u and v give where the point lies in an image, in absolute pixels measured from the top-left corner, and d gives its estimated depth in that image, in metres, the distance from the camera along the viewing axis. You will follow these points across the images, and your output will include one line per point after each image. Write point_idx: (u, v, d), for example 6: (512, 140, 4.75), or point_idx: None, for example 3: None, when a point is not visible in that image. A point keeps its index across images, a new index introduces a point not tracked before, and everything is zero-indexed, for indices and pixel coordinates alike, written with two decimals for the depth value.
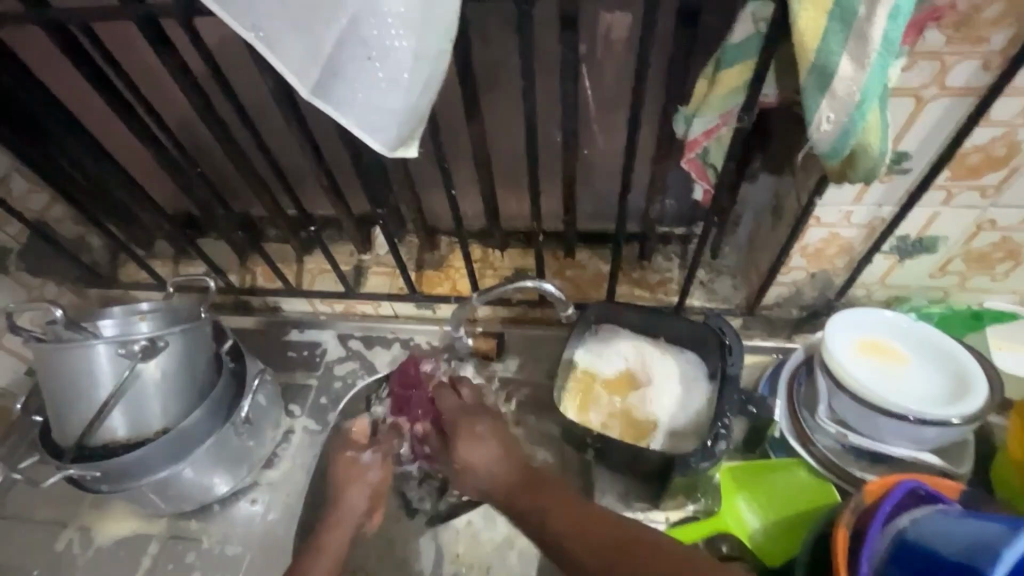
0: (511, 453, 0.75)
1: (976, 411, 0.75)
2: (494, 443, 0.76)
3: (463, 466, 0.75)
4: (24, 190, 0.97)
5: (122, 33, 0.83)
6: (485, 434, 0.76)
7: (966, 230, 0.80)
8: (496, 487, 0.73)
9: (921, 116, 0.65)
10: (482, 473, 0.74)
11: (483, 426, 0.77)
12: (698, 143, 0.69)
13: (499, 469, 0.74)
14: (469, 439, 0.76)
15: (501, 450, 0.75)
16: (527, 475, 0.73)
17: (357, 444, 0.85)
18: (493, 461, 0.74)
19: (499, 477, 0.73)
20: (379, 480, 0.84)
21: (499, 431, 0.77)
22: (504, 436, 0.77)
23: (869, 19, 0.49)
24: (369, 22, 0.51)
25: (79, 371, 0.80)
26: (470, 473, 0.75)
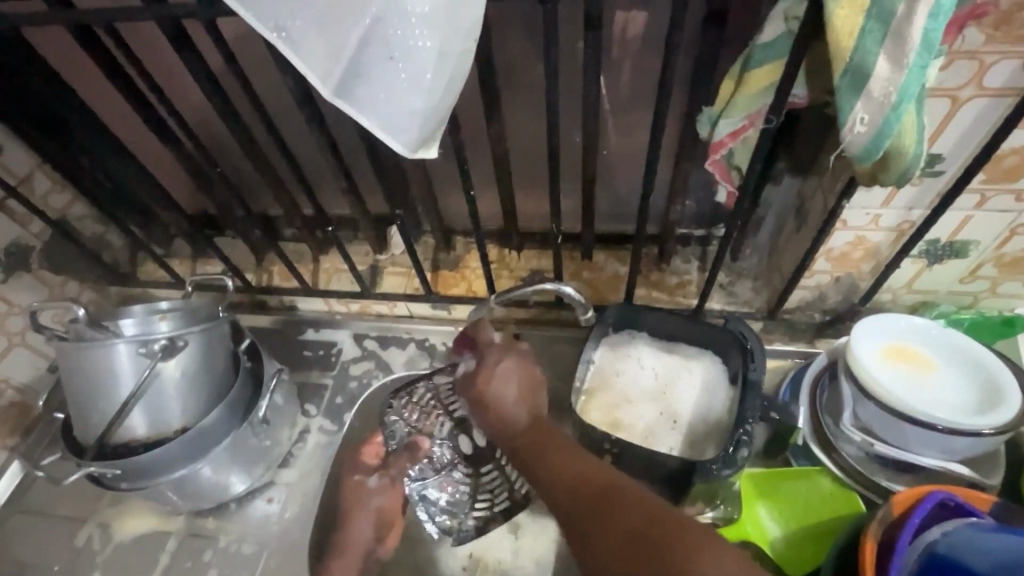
0: (535, 396, 0.75)
1: (1009, 422, 0.72)
2: (520, 385, 0.75)
3: (483, 403, 0.75)
4: (47, 189, 0.98)
5: (143, 32, 0.84)
6: (517, 372, 0.75)
7: (999, 234, 0.77)
8: (513, 433, 0.73)
9: (957, 118, 0.63)
10: (499, 414, 0.74)
11: (507, 366, 0.75)
12: (724, 145, 0.67)
13: (515, 415, 0.73)
14: (496, 374, 0.75)
15: (522, 391, 0.74)
16: (539, 424, 0.73)
17: (365, 469, 0.90)
18: (513, 406, 0.74)
19: (515, 422, 0.73)
20: (385, 505, 0.88)
21: (529, 371, 0.76)
22: (531, 379, 0.76)
23: (908, 17, 0.48)
24: (393, 21, 0.51)
25: (100, 369, 0.81)
26: (490, 410, 0.74)
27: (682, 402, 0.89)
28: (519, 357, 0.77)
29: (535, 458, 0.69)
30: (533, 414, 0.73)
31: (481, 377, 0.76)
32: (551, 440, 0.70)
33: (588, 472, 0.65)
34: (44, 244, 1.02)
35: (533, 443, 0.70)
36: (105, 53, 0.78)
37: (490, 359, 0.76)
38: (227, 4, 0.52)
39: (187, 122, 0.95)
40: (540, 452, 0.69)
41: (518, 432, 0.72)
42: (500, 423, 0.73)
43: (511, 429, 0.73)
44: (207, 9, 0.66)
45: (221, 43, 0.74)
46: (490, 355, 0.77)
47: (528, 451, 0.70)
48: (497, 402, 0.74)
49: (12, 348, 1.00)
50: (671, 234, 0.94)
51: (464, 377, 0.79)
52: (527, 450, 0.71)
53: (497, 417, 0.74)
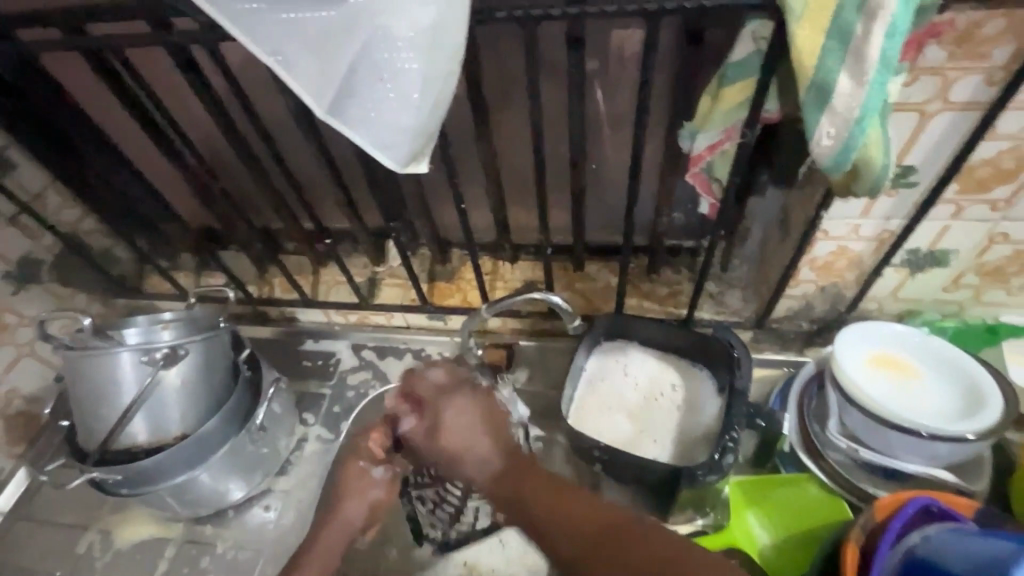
0: (502, 433, 0.68)
1: (991, 428, 0.73)
2: (483, 428, 0.66)
3: (451, 457, 0.66)
4: (58, 206, 1.02)
5: (150, 56, 0.88)
6: (471, 409, 0.68)
7: (978, 243, 0.79)
8: (489, 477, 0.65)
9: (926, 130, 0.66)
10: (471, 460, 0.65)
11: (465, 403, 0.68)
12: (703, 158, 0.70)
13: (487, 456, 0.65)
14: (450, 427, 0.66)
15: (490, 433, 0.67)
16: (519, 460, 0.65)
17: (371, 456, 0.77)
18: (486, 451, 0.65)
19: (490, 464, 0.65)
20: (381, 498, 0.78)
21: (487, 407, 0.68)
22: (495, 419, 0.68)
23: (866, 37, 0.50)
24: (382, 46, 0.54)
25: (104, 377, 0.83)
26: (456, 461, 0.66)
27: (660, 416, 0.91)
28: (468, 400, 0.69)
29: (520, 496, 0.62)
30: (510, 450, 0.66)
31: (435, 435, 0.66)
32: (533, 472, 0.64)
33: (590, 512, 0.60)
34: (54, 258, 1.06)
35: (516, 484, 0.63)
36: (114, 77, 0.82)
37: (443, 413, 0.67)
38: (227, 31, 0.55)
39: (192, 141, 0.99)
40: (525, 493, 0.62)
41: (493, 476, 0.64)
42: (471, 472, 0.65)
43: (483, 475, 0.65)
44: (210, 35, 0.70)
45: (223, 66, 0.78)
46: (439, 408, 0.68)
47: (511, 496, 0.63)
48: (465, 448, 0.65)
49: (19, 359, 1.04)
50: (660, 245, 0.97)
51: (422, 439, 0.69)
52: (511, 495, 0.63)
53: (470, 469, 0.65)
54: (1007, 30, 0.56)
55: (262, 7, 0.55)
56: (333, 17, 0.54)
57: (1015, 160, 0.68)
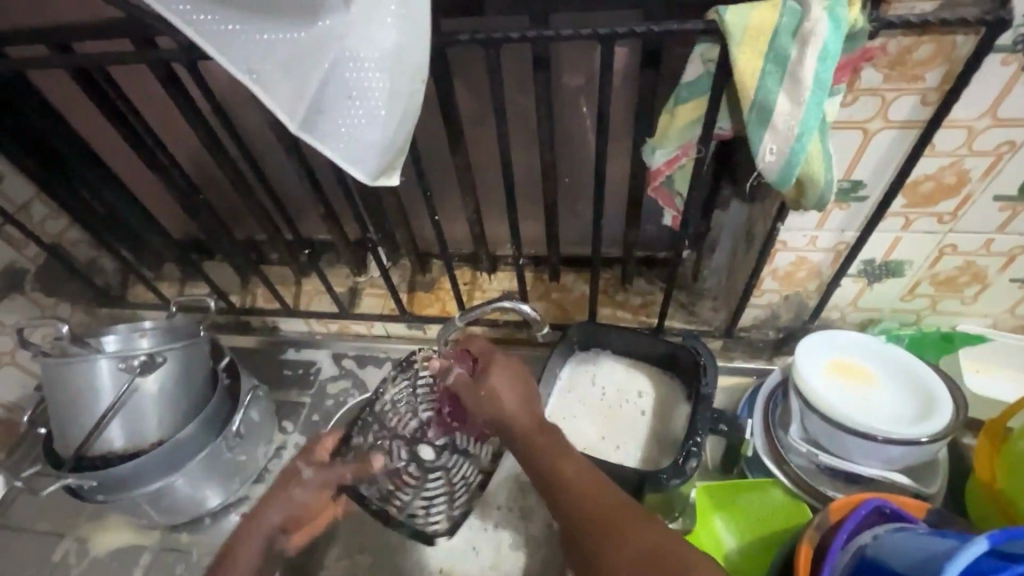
0: (534, 396, 0.75)
1: (942, 431, 0.76)
2: (518, 389, 0.75)
3: (487, 394, 0.75)
4: (43, 216, 1.04)
5: (136, 73, 0.91)
6: (513, 377, 0.76)
7: (930, 255, 0.82)
8: (516, 436, 0.70)
9: (870, 147, 0.69)
10: (504, 413, 0.72)
11: (505, 358, 0.79)
12: (662, 172, 0.73)
13: (516, 415, 0.72)
14: (498, 381, 0.75)
15: (520, 398, 0.74)
16: (541, 428, 0.70)
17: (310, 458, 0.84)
18: (513, 405, 0.73)
19: (516, 421, 0.71)
20: (308, 504, 0.81)
21: (525, 378, 0.77)
22: (527, 384, 0.76)
23: (801, 60, 0.54)
24: (348, 66, 0.57)
25: (82, 384, 0.85)
26: (492, 405, 0.74)
27: (629, 428, 0.93)
28: (517, 365, 0.79)
29: (547, 472, 0.65)
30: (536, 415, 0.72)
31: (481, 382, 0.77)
32: (554, 447, 0.67)
33: (603, 499, 0.61)
34: (38, 267, 1.08)
35: (543, 455, 0.67)
36: (98, 92, 0.85)
37: (491, 363, 0.79)
38: (204, 51, 0.58)
39: (176, 153, 1.02)
40: (546, 461, 0.66)
41: (516, 430, 0.71)
42: (503, 418, 0.72)
43: (508, 428, 0.72)
44: (188, 53, 0.73)
45: (204, 83, 0.81)
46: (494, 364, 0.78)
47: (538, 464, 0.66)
48: (493, 402, 0.74)
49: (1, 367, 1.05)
50: (630, 256, 1.00)
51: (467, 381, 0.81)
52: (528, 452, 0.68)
53: (497, 415, 0.73)
54: (936, 54, 0.60)
55: (236, 29, 0.58)
56: (302, 37, 0.57)
57: (956, 175, 0.72)
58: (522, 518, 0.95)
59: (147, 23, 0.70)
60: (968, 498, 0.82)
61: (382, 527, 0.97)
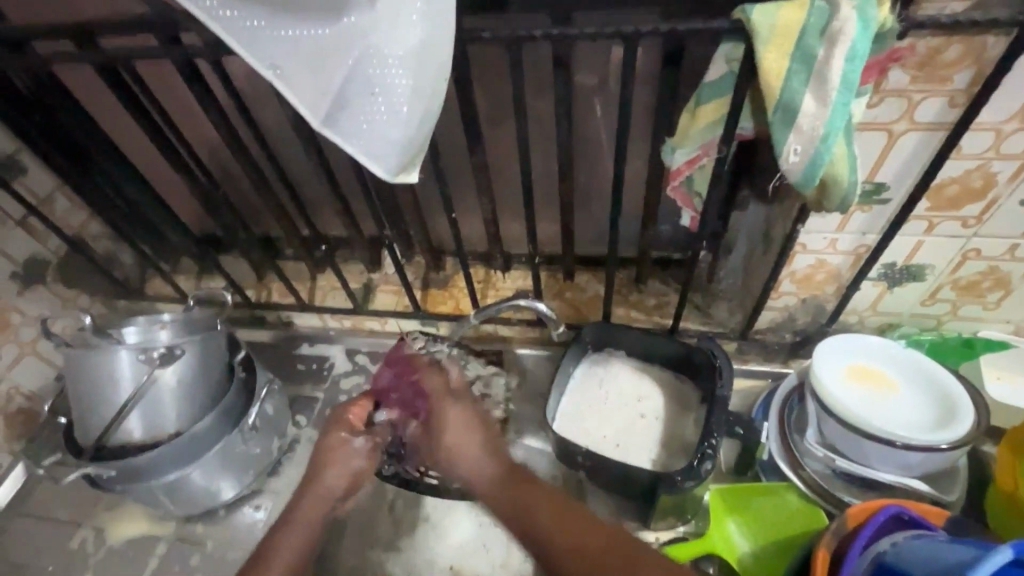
0: (494, 438, 0.73)
1: (963, 437, 0.75)
2: (475, 438, 0.72)
3: (447, 453, 0.72)
4: (65, 209, 1.06)
5: (159, 69, 0.92)
6: (466, 418, 0.73)
7: (952, 259, 0.81)
8: (485, 485, 0.69)
9: (895, 149, 0.69)
10: (466, 467, 0.70)
11: (456, 409, 0.74)
12: (682, 172, 0.72)
13: (481, 466, 0.70)
14: (451, 431, 0.72)
15: (483, 443, 0.72)
16: (513, 470, 0.69)
17: (352, 426, 0.80)
18: (478, 456, 0.71)
19: (483, 473, 0.70)
20: (364, 468, 0.79)
21: (479, 415, 0.75)
22: (482, 420, 0.74)
23: (828, 61, 0.54)
24: (373, 63, 0.57)
25: (103, 374, 0.86)
26: (455, 461, 0.71)
27: (633, 430, 0.92)
28: (467, 403, 0.75)
29: (523, 512, 0.65)
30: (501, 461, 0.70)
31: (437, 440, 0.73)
32: (527, 489, 0.66)
33: (587, 534, 0.61)
34: (60, 260, 1.10)
35: (512, 499, 0.66)
36: (123, 87, 0.86)
37: (443, 413, 0.74)
38: (229, 47, 0.58)
39: (196, 148, 1.03)
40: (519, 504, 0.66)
41: (487, 484, 0.69)
42: (469, 474, 0.70)
43: (479, 480, 0.70)
44: (213, 50, 0.73)
45: (226, 79, 0.82)
46: (442, 409, 0.74)
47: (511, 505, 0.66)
48: (461, 457, 0.71)
49: (22, 357, 1.07)
50: (646, 256, 0.99)
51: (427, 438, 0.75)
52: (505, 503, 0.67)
53: (465, 469, 0.71)
54: (966, 56, 0.59)
55: (262, 24, 0.58)
56: (328, 33, 0.57)
57: (983, 179, 0.71)
58: None
59: (173, 20, 0.70)
60: (988, 506, 0.81)
61: (393, 522, 0.97)
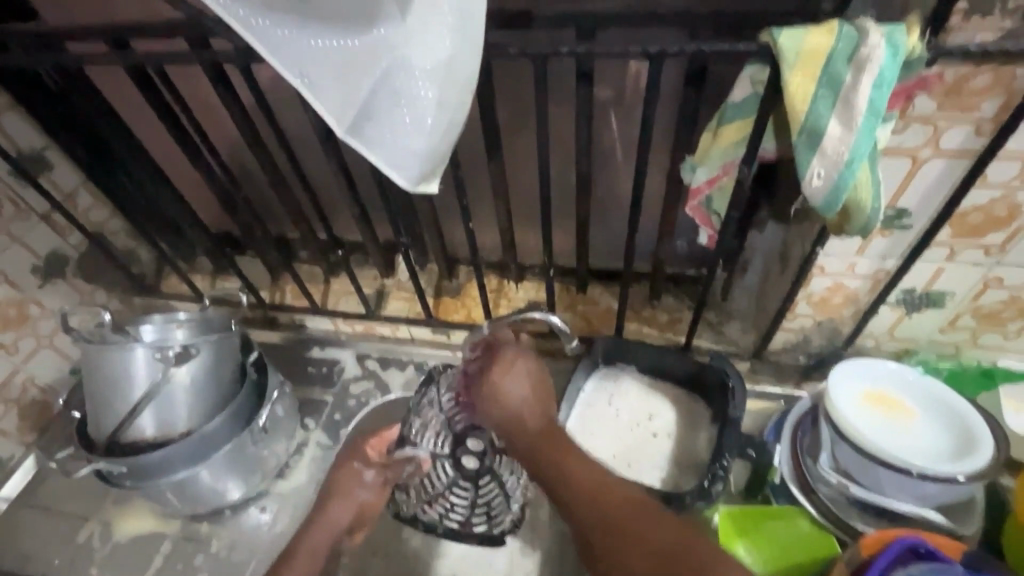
0: (548, 404, 0.73)
1: (982, 469, 0.74)
2: (535, 389, 0.74)
3: (497, 399, 0.73)
4: (88, 205, 1.08)
5: (188, 72, 0.93)
6: (526, 370, 0.75)
7: (973, 287, 0.80)
8: (522, 435, 0.70)
9: (919, 175, 0.68)
10: (511, 413, 0.72)
11: (521, 364, 0.75)
12: (702, 191, 0.73)
13: (525, 417, 0.71)
14: (507, 378, 0.74)
15: (535, 394, 0.73)
16: (553, 431, 0.70)
17: (366, 458, 0.85)
18: (528, 406, 0.72)
19: (526, 423, 0.71)
20: (369, 501, 0.85)
21: (540, 377, 0.75)
22: (541, 383, 0.75)
23: (855, 87, 0.54)
24: (399, 74, 0.58)
25: (118, 372, 0.87)
26: (500, 405, 0.73)
27: (643, 447, 0.92)
28: (530, 362, 0.76)
29: (554, 464, 0.67)
30: (546, 415, 0.72)
31: (493, 382, 0.75)
32: (568, 449, 0.68)
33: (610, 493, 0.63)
34: (79, 255, 1.11)
35: (549, 453, 0.67)
36: (151, 88, 0.88)
37: (502, 364, 0.75)
38: (258, 53, 0.59)
39: (220, 150, 1.04)
40: (558, 465, 0.66)
41: (525, 433, 0.70)
42: (511, 424, 0.72)
43: (519, 431, 0.71)
44: (243, 55, 0.74)
45: (252, 83, 0.83)
46: (501, 355, 0.77)
47: (548, 460, 0.67)
48: (510, 405, 0.72)
49: (39, 350, 1.08)
50: (661, 272, 0.99)
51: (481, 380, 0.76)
52: (537, 456, 0.68)
53: (507, 419, 0.72)
54: (994, 85, 0.59)
55: (291, 33, 0.58)
56: (357, 45, 0.57)
57: (1007, 208, 0.70)
58: (537, 530, 0.94)
59: (204, 25, 0.71)
60: (1007, 541, 0.79)
61: (397, 530, 0.97)
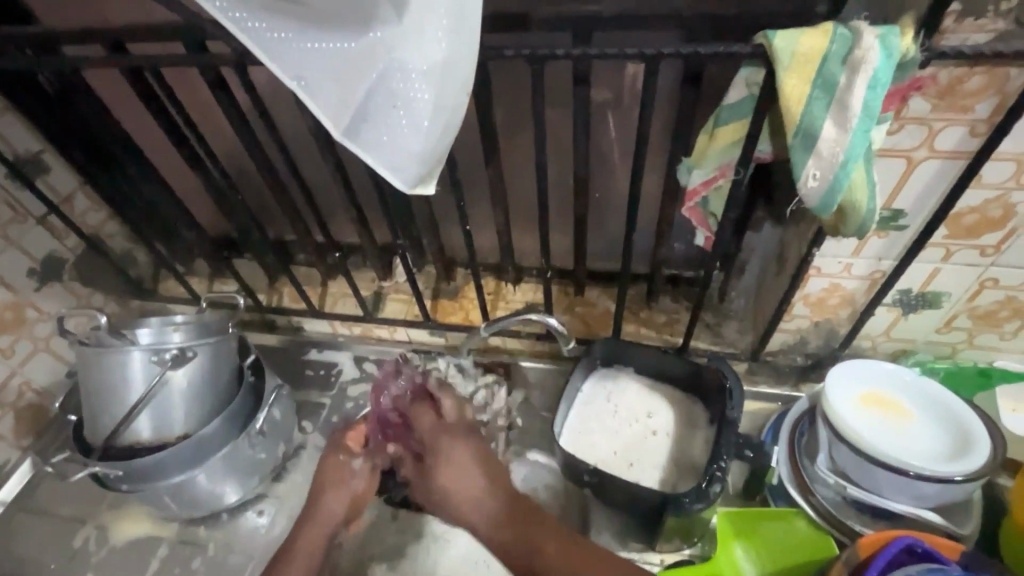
0: (495, 470, 0.77)
1: (979, 469, 0.74)
2: (481, 471, 0.76)
3: (446, 491, 0.75)
4: (85, 208, 1.08)
5: (185, 75, 0.94)
6: (468, 453, 0.76)
7: (969, 288, 0.80)
8: (490, 518, 0.73)
9: (914, 176, 0.68)
10: (467, 506, 0.74)
11: (461, 447, 0.76)
12: (698, 192, 0.73)
13: (488, 502, 0.74)
14: (450, 468, 0.75)
15: (485, 476, 0.75)
16: (516, 501, 0.75)
17: (350, 449, 0.83)
18: (481, 491, 0.74)
19: (492, 507, 0.74)
20: (361, 490, 0.82)
21: (479, 454, 0.77)
22: (484, 456, 0.77)
23: (849, 88, 0.54)
24: (396, 76, 0.58)
25: (114, 375, 0.87)
26: (455, 501, 0.74)
27: (642, 448, 0.92)
28: (470, 438, 0.78)
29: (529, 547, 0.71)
30: (507, 494, 0.75)
31: (436, 476, 0.75)
32: (536, 523, 0.73)
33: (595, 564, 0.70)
34: (76, 258, 1.11)
35: (521, 535, 0.72)
36: (147, 91, 0.88)
37: (444, 450, 0.76)
38: (255, 56, 0.59)
39: (217, 153, 1.04)
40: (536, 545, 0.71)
41: (494, 518, 0.73)
42: (471, 515, 0.74)
43: (484, 517, 0.74)
44: (239, 58, 0.74)
45: (249, 86, 0.83)
46: (439, 446, 0.76)
47: (511, 542, 0.72)
48: (466, 493, 0.74)
49: (35, 353, 1.08)
50: (658, 273, 0.99)
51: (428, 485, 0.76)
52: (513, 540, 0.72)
53: (466, 509, 0.74)
54: (988, 86, 0.59)
55: (287, 36, 0.58)
56: (354, 48, 0.57)
57: (1002, 209, 0.70)
58: None
59: (201, 27, 0.71)
60: (1004, 540, 0.79)
61: (395, 533, 0.97)
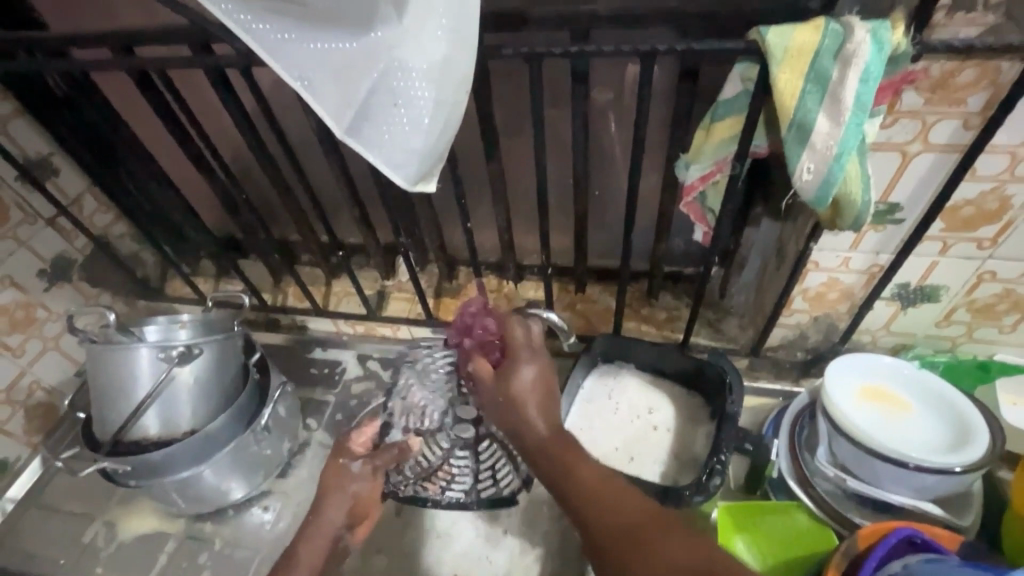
0: (557, 407, 0.70)
1: (978, 461, 0.74)
2: (545, 399, 0.70)
3: (510, 402, 0.70)
4: (93, 209, 1.09)
5: (191, 78, 0.95)
6: (541, 376, 0.72)
7: (967, 281, 0.81)
8: (532, 441, 0.67)
9: (909, 170, 0.69)
10: (524, 420, 0.69)
11: (532, 371, 0.71)
12: (695, 187, 0.73)
13: (537, 423, 0.68)
14: (524, 380, 0.71)
15: (547, 407, 0.70)
16: (562, 434, 0.68)
17: (352, 453, 0.85)
18: (540, 415, 0.68)
19: (537, 429, 0.68)
20: (363, 493, 0.83)
21: (547, 378, 0.72)
22: (552, 387, 0.72)
23: (841, 82, 0.55)
24: (397, 75, 0.59)
25: (122, 371, 0.88)
26: (513, 411, 0.69)
27: (642, 443, 0.92)
28: (545, 367, 0.73)
29: (560, 469, 0.64)
30: (557, 420, 0.69)
31: (508, 381, 0.71)
32: (574, 452, 0.65)
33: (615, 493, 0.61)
34: (84, 259, 1.13)
35: (557, 456, 0.65)
36: (154, 93, 0.89)
37: (521, 364, 0.72)
38: (259, 57, 0.60)
39: (222, 154, 1.06)
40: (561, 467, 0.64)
41: (537, 440, 0.67)
42: (522, 430, 0.68)
43: (529, 438, 0.68)
44: (244, 59, 0.76)
45: (254, 87, 0.84)
46: (517, 360, 0.72)
47: (549, 464, 0.65)
48: (524, 411, 0.69)
49: (45, 352, 1.10)
50: (659, 270, 1.00)
51: (494, 381, 0.72)
52: (550, 460, 0.65)
53: (518, 423, 0.69)
54: (980, 79, 0.60)
55: (290, 37, 0.60)
56: (355, 48, 0.59)
57: (998, 201, 0.71)
58: (537, 524, 0.95)
59: (207, 30, 0.73)
60: (1004, 532, 0.80)
61: (399, 527, 0.98)
